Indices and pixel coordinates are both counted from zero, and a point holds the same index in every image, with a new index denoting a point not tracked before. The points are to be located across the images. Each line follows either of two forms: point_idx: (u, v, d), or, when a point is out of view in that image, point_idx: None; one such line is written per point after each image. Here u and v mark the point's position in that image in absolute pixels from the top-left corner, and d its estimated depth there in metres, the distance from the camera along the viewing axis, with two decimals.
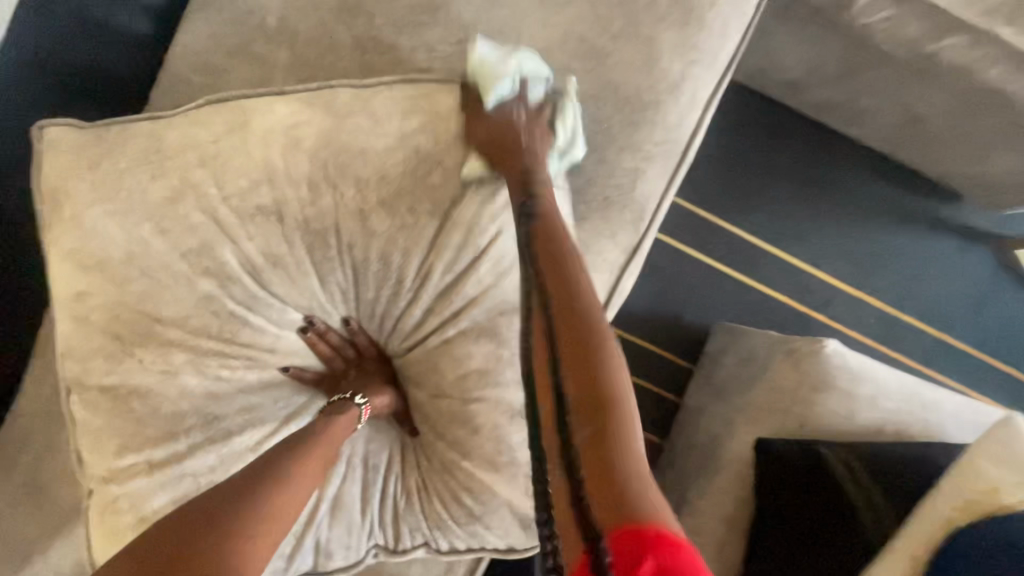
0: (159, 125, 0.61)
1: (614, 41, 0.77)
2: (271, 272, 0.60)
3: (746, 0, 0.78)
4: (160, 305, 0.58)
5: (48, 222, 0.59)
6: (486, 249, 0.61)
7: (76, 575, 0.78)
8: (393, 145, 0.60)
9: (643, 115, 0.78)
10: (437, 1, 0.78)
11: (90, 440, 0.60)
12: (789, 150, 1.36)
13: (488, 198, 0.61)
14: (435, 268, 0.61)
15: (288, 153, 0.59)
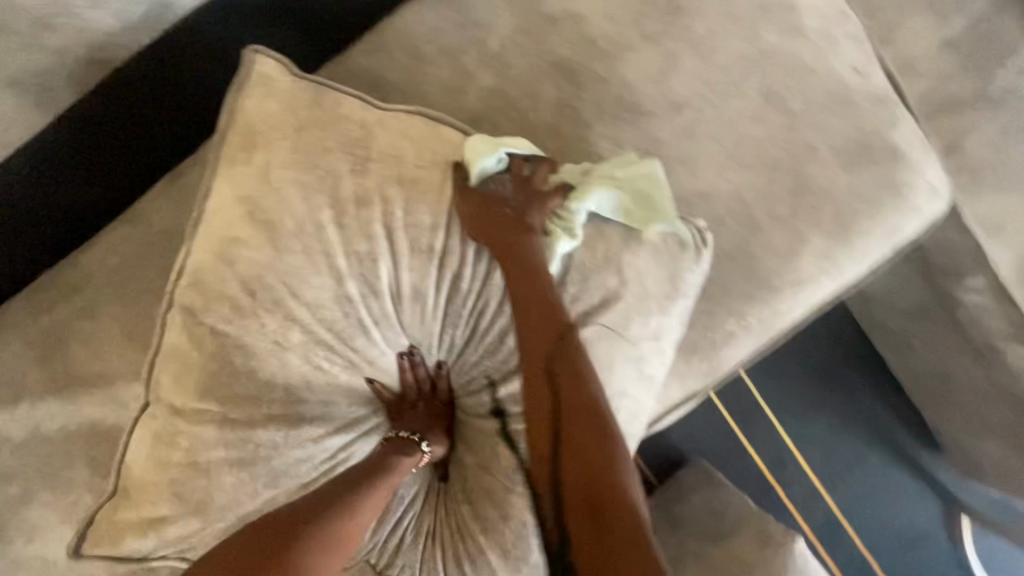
0: (373, 122, 0.65)
1: (770, 220, 0.82)
2: (407, 303, 0.64)
3: (890, 242, 0.85)
4: (302, 283, 0.62)
5: (236, 160, 0.64)
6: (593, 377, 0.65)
7: (70, 436, 0.80)
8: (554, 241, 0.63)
9: (760, 294, 0.83)
10: (642, 105, 0.81)
11: (177, 368, 0.62)
12: (825, 339, 1.45)
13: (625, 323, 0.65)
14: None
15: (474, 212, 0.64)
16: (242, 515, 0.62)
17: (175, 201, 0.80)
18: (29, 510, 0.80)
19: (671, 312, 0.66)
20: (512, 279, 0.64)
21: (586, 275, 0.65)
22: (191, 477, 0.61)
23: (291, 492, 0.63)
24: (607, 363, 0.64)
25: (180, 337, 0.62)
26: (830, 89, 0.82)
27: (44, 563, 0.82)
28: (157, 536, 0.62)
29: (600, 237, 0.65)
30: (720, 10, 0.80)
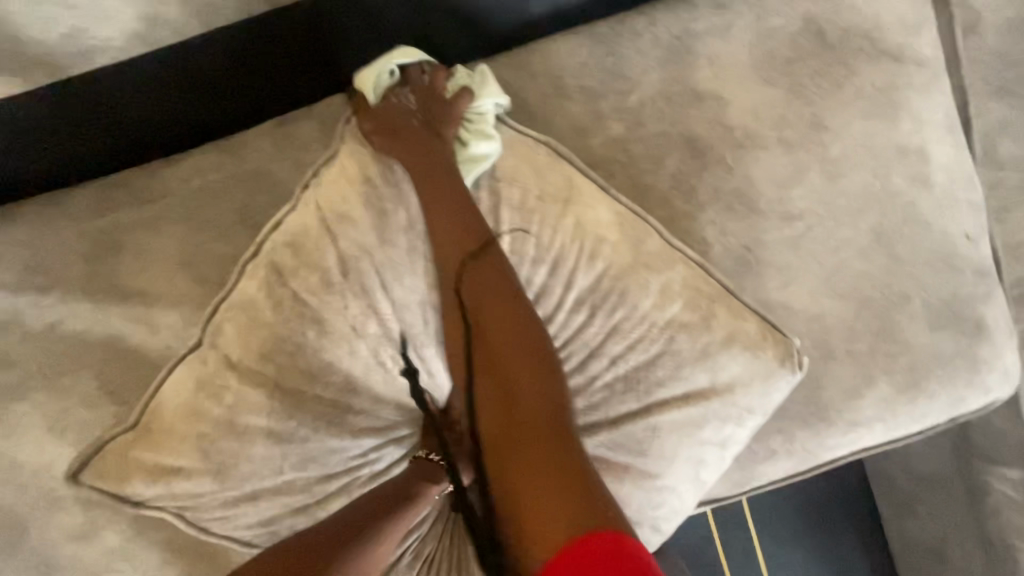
0: (514, 140, 0.64)
1: (845, 353, 0.81)
2: None
3: (949, 411, 0.84)
4: (397, 278, 0.61)
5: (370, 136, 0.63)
6: (650, 466, 0.61)
7: (90, 341, 0.76)
8: (656, 315, 0.59)
9: (812, 421, 0.81)
10: (758, 203, 0.80)
11: (243, 323, 0.59)
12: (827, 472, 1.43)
13: (697, 423, 0.60)
14: (599, 435, 0.60)
15: (584, 259, 0.60)
16: (257, 488, 0.61)
17: (279, 146, 0.78)
18: (21, 402, 0.76)
19: (748, 425, 0.61)
20: (603, 340, 0.59)
21: (680, 365, 0.60)
22: (223, 435, 0.59)
23: (310, 482, 0.62)
24: (669, 456, 0.61)
25: (255, 291, 0.59)
26: (938, 246, 0.82)
27: (15, 461, 0.77)
28: (167, 484, 0.59)
29: (701, 324, 0.59)
30: (858, 138, 0.80)
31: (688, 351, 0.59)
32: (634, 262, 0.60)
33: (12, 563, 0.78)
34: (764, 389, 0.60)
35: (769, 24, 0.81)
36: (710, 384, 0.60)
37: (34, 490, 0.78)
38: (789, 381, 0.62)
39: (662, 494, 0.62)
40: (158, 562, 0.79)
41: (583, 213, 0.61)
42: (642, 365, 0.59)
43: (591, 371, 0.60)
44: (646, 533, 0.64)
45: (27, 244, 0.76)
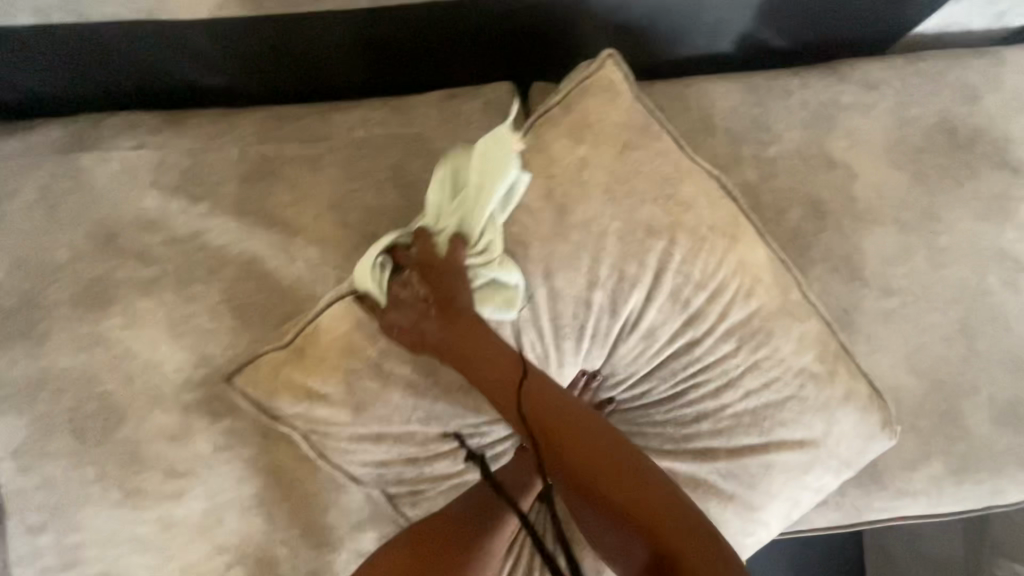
0: (687, 170, 0.71)
1: (911, 426, 0.86)
2: (634, 338, 0.68)
3: (988, 503, 0.90)
4: (562, 267, 0.67)
5: (560, 136, 0.71)
6: (757, 495, 0.70)
7: (225, 256, 0.80)
8: (789, 354, 0.68)
9: (865, 483, 0.87)
10: (865, 273, 0.86)
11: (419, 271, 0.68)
12: None
13: (805, 465, 0.70)
14: (718, 460, 0.68)
15: (737, 291, 0.68)
16: (381, 431, 0.68)
17: (442, 119, 0.82)
18: (148, 297, 0.80)
19: (842, 475, 0.72)
20: (741, 371, 0.67)
21: (803, 411, 0.68)
22: (371, 369, 0.67)
23: (428, 437, 0.69)
24: (773, 494, 0.70)
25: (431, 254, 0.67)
26: (1015, 352, 0.87)
27: (127, 351, 0.80)
28: (307, 406, 0.68)
29: (826, 371, 0.69)
30: (967, 235, 0.86)
31: (813, 401, 0.68)
32: (782, 306, 0.69)
33: (99, 448, 0.81)
34: (863, 446, 0.70)
35: (908, 113, 0.87)
36: (821, 433, 0.70)
37: (138, 384, 0.81)
38: (883, 445, 0.71)
39: (757, 525, 0.71)
40: (235, 477, 0.83)
41: (743, 254, 0.69)
42: (772, 403, 0.68)
43: (724, 398, 0.67)
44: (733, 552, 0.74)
45: (192, 153, 0.80)
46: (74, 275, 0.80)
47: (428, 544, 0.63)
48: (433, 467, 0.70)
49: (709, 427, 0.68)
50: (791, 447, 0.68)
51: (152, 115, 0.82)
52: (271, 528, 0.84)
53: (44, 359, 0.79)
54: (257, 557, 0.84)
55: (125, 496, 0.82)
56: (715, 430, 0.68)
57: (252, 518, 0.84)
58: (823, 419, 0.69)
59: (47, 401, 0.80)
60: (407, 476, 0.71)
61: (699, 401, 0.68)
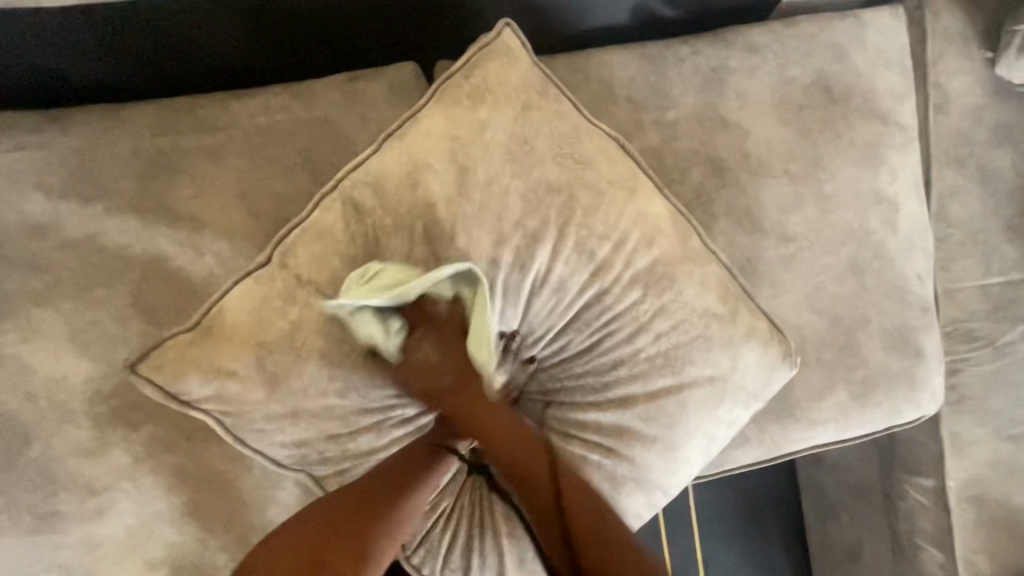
0: (584, 130, 0.76)
1: (815, 360, 0.94)
2: (546, 295, 0.71)
3: (889, 421, 0.99)
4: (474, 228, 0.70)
5: (460, 104, 0.73)
6: (676, 434, 0.74)
7: (125, 256, 0.76)
8: (694, 296, 0.74)
9: (780, 416, 0.94)
10: (762, 224, 0.92)
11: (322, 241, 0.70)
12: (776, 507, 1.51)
13: (716, 399, 0.75)
14: (637, 404, 0.73)
15: (639, 241, 0.74)
16: (301, 407, 0.68)
17: (347, 101, 0.82)
18: (45, 309, 0.75)
19: (751, 407, 0.78)
20: (652, 312, 0.73)
21: (710, 349, 0.74)
22: (282, 347, 0.67)
23: (348, 410, 0.69)
24: (693, 430, 0.75)
25: (337, 219, 0.70)
26: (896, 283, 0.97)
27: (27, 368, 0.75)
28: (218, 385, 0.67)
29: (728, 309, 0.75)
30: (848, 181, 0.95)
31: (719, 338, 0.74)
32: (682, 254, 0.75)
33: (4, 476, 0.76)
34: (766, 376, 0.77)
35: (789, 74, 0.95)
36: (728, 369, 0.75)
37: (43, 402, 0.76)
38: (785, 375, 0.79)
39: (681, 463, 0.76)
40: (160, 488, 0.79)
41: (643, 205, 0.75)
42: (682, 344, 0.73)
43: (638, 342, 0.72)
44: (662, 498, 0.77)
45: (78, 153, 0.76)
46: None
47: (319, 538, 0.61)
48: (357, 442, 0.70)
49: (626, 372, 0.72)
50: (698, 384, 0.74)
51: (26, 115, 0.77)
52: (207, 535, 0.81)
53: None
54: (196, 566, 0.81)
55: (41, 522, 0.77)
56: (632, 375, 0.72)
57: (186, 527, 0.80)
58: (729, 356, 0.75)
59: None
60: (330, 454, 0.71)
61: (616, 349, 0.72)
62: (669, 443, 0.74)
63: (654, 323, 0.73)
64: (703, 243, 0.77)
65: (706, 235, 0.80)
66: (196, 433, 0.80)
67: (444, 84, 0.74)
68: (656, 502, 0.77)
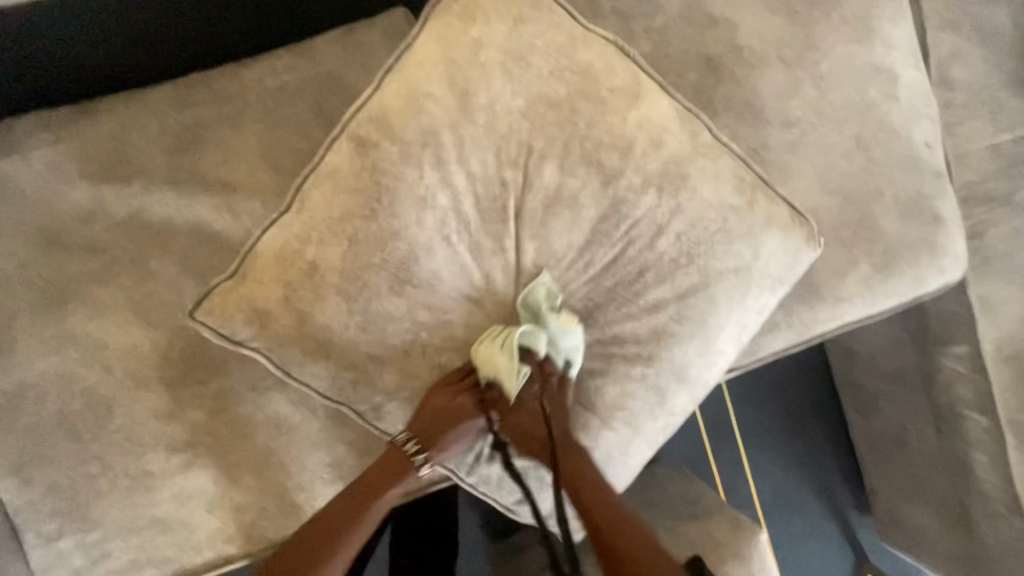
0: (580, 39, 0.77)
1: (834, 239, 0.96)
2: (563, 205, 0.75)
3: (915, 290, 1.00)
4: (483, 150, 0.74)
5: (455, 32, 0.75)
6: (709, 327, 0.78)
7: (170, 227, 0.82)
8: (715, 186, 0.77)
9: (807, 297, 0.97)
10: (764, 114, 0.94)
11: (334, 181, 0.72)
12: (817, 406, 1.59)
13: (742, 288, 0.78)
14: (669, 307, 0.77)
15: (647, 144, 0.75)
16: (334, 333, 0.72)
17: (347, 53, 0.86)
18: (106, 286, 0.81)
19: (777, 295, 0.80)
20: (671, 208, 0.76)
21: (732, 241, 0.77)
22: (312, 281, 0.71)
23: (372, 341, 0.73)
24: (723, 323, 0.79)
25: (345, 157, 0.72)
26: (905, 153, 0.98)
27: (100, 343, 0.82)
28: (261, 323, 0.72)
29: (750, 197, 0.78)
30: (843, 58, 0.96)
31: (738, 230, 0.77)
32: (695, 150, 0.77)
33: (98, 443, 0.83)
34: (790, 260, 0.80)
35: None
36: (752, 258, 0.78)
37: (119, 372, 0.83)
38: (810, 257, 0.81)
39: (717, 355, 0.80)
40: (239, 436, 0.86)
41: (650, 112, 0.75)
42: (703, 239, 0.76)
43: (663, 241, 0.76)
44: (702, 391, 0.82)
45: (111, 138, 0.81)
46: (26, 282, 0.81)
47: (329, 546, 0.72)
48: (383, 375, 0.74)
49: (654, 276, 0.76)
50: (725, 278, 0.77)
51: (59, 111, 0.82)
52: (286, 476, 0.88)
53: (15, 370, 0.81)
54: (280, 506, 0.88)
55: (136, 482, 0.84)
56: (659, 280, 0.76)
57: (265, 471, 0.87)
58: (751, 245, 0.78)
59: (35, 410, 0.82)
60: (361, 386, 0.74)
61: (639, 257, 0.76)
62: (705, 339, 0.79)
63: (666, 220, 0.76)
64: (713, 135, 0.80)
65: (716, 128, 0.81)
66: (259, 383, 0.86)
67: (434, 11, 0.77)
68: (699, 397, 0.82)
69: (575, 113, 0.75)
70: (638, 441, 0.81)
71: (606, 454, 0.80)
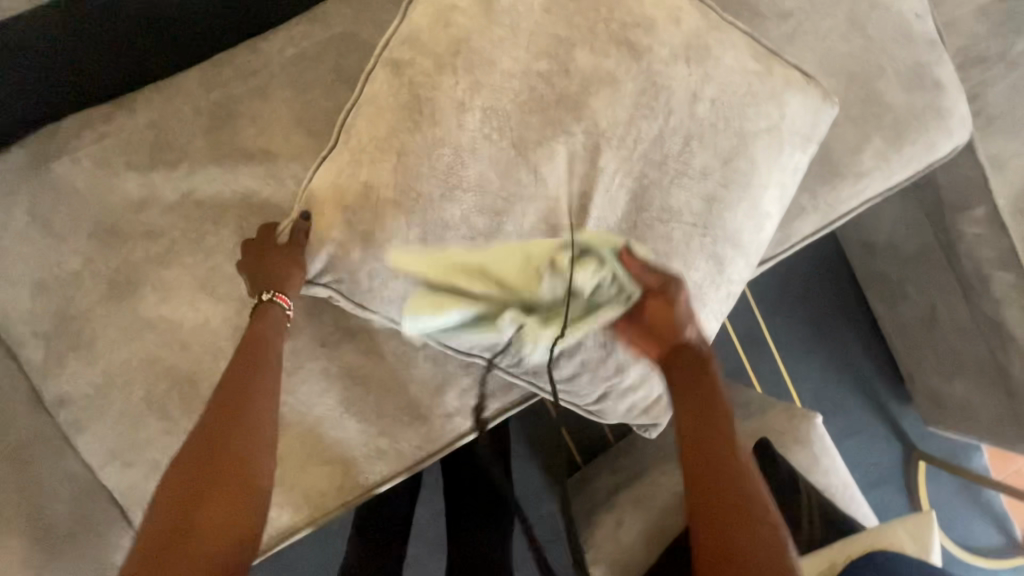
0: None
1: (845, 119, 1.00)
2: (592, 96, 0.75)
3: (927, 158, 1.05)
4: (506, 55, 0.74)
5: None
6: (753, 189, 0.83)
7: (219, 203, 0.85)
8: (730, 69, 0.81)
9: (827, 179, 1.01)
10: (758, 10, 0.98)
11: (369, 116, 0.73)
12: (844, 305, 1.63)
13: (775, 149, 0.84)
14: (716, 175, 0.81)
15: (660, 39, 0.78)
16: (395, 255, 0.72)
17: (358, 13, 0.89)
18: (170, 268, 0.85)
19: (808, 152, 0.87)
20: (693, 95, 0.79)
21: (759, 102, 0.82)
22: (363, 213, 0.71)
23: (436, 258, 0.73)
24: (765, 183, 0.84)
25: (379, 90, 0.73)
26: (899, 26, 1.01)
27: (175, 322, 0.86)
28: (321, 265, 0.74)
29: (762, 80, 0.82)
30: None
31: (763, 90, 0.82)
32: (706, 24, 0.81)
33: (186, 419, 0.86)
34: (814, 118, 0.86)
35: None
36: (779, 117, 0.84)
37: (196, 348, 0.86)
38: (830, 114, 0.88)
39: (765, 216, 0.85)
40: (317, 392, 0.90)
41: (657, 10, 0.79)
42: (734, 104, 0.81)
43: (689, 120, 0.79)
44: (755, 256, 0.87)
45: (151, 127, 0.85)
46: (95, 275, 0.85)
47: (234, 474, 0.63)
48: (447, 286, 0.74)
49: (698, 145, 0.80)
50: (759, 140, 0.83)
51: (94, 110, 0.86)
52: (366, 424, 0.92)
53: (99, 361, 0.85)
54: (366, 453, 0.93)
55: None
56: (701, 148, 0.80)
57: (346, 422, 0.92)
58: (778, 105, 0.84)
59: (122, 396, 0.86)
60: (429, 299, 0.75)
61: (674, 140, 0.79)
62: (751, 203, 0.84)
63: (697, 114, 0.79)
64: (719, 18, 0.85)
65: (722, 13, 0.86)
66: (328, 338, 0.90)
67: None
68: (751, 261, 0.86)
69: (589, 21, 0.77)
70: (708, 311, 0.83)
71: None
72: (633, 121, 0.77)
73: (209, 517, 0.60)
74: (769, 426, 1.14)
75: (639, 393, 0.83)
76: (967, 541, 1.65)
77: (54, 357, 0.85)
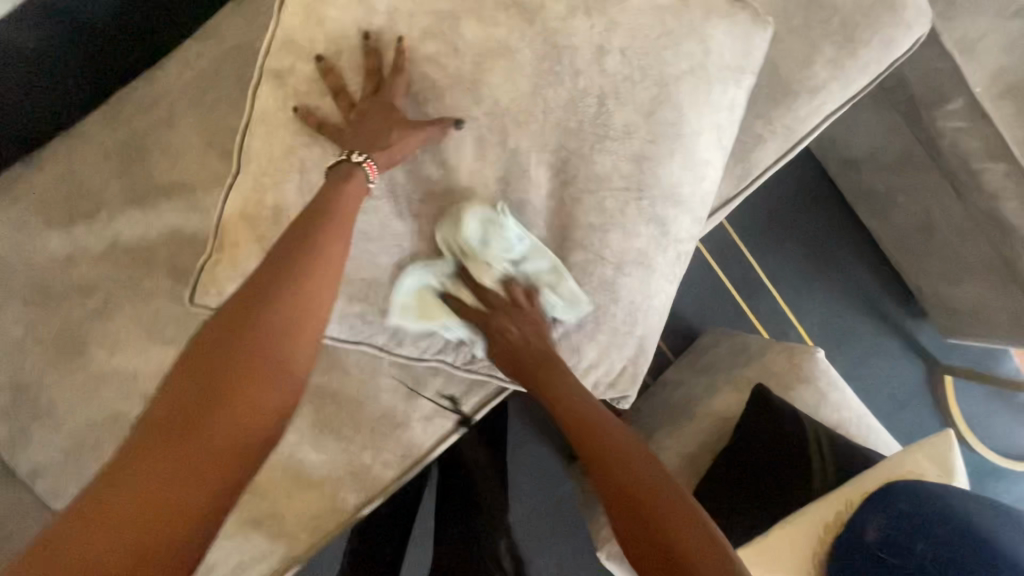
0: None
1: (789, 33, 0.93)
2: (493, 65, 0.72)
3: (889, 54, 0.96)
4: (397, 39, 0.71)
5: None
6: (687, 134, 0.78)
7: (147, 243, 0.82)
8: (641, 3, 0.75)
9: (781, 99, 0.94)
10: None
11: (264, 132, 0.71)
12: (838, 228, 1.55)
13: (705, 85, 0.78)
14: (641, 128, 0.76)
15: None
16: None
17: (250, 20, 0.85)
18: (113, 319, 0.83)
19: (745, 84, 0.81)
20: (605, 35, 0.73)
21: (678, 40, 0.76)
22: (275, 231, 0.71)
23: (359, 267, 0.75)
24: (699, 127, 0.79)
25: (269, 100, 0.71)
26: None
27: (129, 373, 0.83)
28: None
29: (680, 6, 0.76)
30: None
31: (683, 23, 0.76)
32: None
33: None
34: (744, 43, 0.80)
35: None
36: (705, 49, 0.78)
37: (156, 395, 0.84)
38: (763, 37, 0.81)
39: (704, 164, 0.80)
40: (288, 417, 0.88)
41: None
42: (649, 45, 0.75)
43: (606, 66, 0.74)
44: (704, 208, 0.82)
45: (64, 178, 0.82)
46: (41, 340, 0.83)
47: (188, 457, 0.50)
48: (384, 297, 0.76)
49: (614, 103, 0.75)
50: (683, 81, 0.77)
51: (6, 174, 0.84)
52: (345, 441, 0.89)
53: (62, 425, 0.84)
54: (351, 471, 0.90)
55: None
56: (619, 101, 0.75)
57: (325, 442, 0.89)
58: (701, 37, 0.77)
59: (94, 456, 0.84)
60: (371, 315, 0.77)
61: (593, 90, 0.74)
62: (687, 152, 0.78)
63: (611, 58, 0.74)
64: None
65: None
66: None
67: None
68: (699, 215, 0.82)
69: None
70: (657, 275, 0.80)
71: (630, 301, 0.79)
72: (543, 77, 0.73)
73: (130, 507, 0.47)
74: (769, 368, 1.09)
75: (598, 370, 0.81)
76: (1008, 448, 1.58)
77: (17, 428, 0.84)
